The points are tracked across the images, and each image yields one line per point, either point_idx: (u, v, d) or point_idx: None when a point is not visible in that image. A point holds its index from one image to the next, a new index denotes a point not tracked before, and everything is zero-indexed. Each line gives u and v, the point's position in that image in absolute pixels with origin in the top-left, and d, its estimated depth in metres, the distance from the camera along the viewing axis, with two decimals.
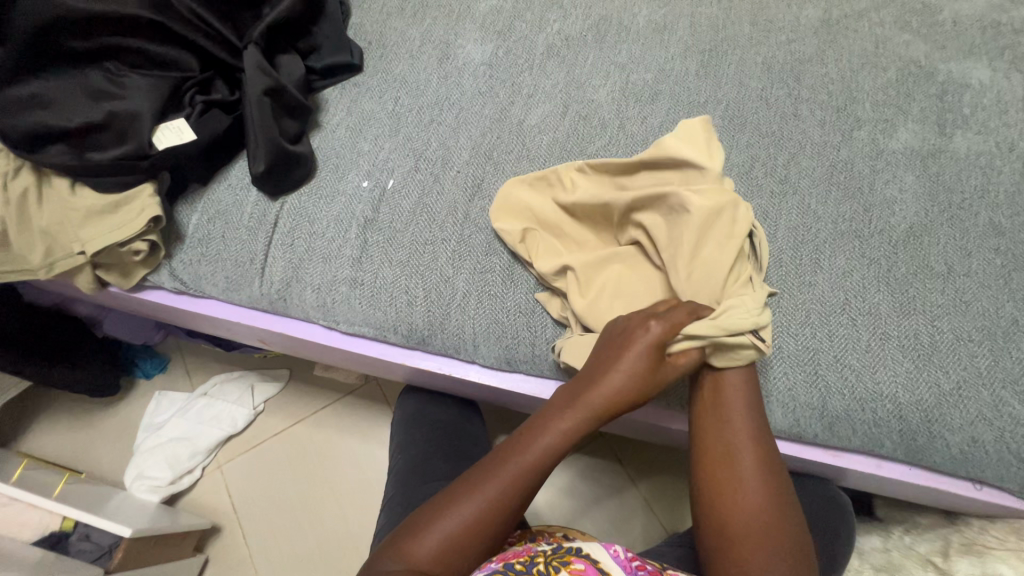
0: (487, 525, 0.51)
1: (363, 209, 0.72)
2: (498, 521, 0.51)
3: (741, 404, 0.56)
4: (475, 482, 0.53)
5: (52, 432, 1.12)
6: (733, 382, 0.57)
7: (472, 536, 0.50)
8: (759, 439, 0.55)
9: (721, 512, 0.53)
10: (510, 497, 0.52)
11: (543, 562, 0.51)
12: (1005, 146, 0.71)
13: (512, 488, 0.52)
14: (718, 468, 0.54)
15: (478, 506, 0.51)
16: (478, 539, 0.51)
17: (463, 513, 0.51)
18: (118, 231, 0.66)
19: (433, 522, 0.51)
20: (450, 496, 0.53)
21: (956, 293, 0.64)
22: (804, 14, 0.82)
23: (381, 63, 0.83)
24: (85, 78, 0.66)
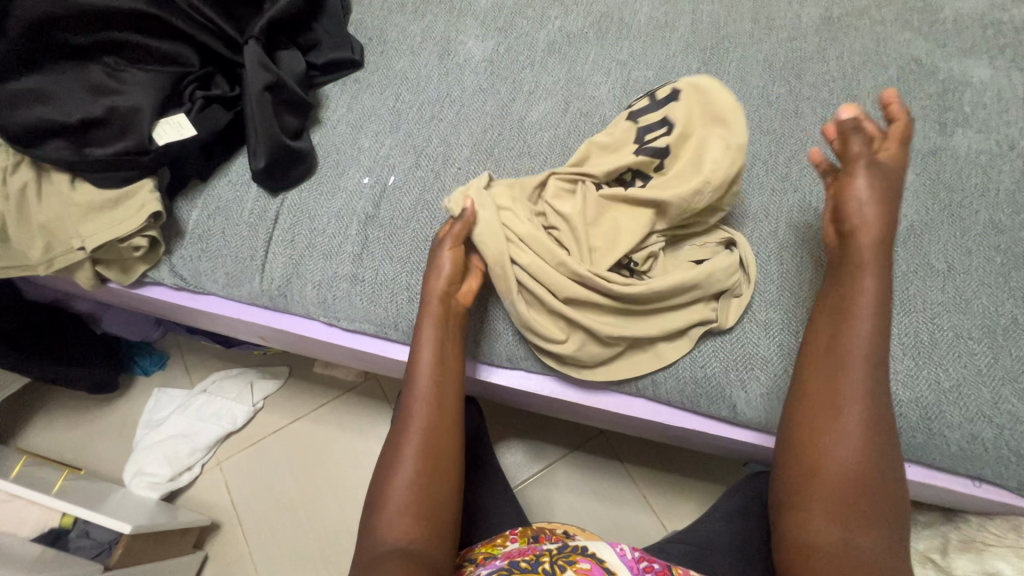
0: (429, 471, 0.55)
1: (364, 205, 0.72)
2: (435, 469, 0.56)
3: (865, 339, 0.53)
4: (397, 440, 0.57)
5: (51, 429, 1.12)
6: (862, 315, 0.53)
7: (423, 497, 0.54)
8: (872, 380, 0.52)
9: (811, 444, 0.52)
10: (435, 441, 0.57)
11: (549, 561, 0.52)
12: (1006, 144, 0.72)
13: (430, 438, 0.57)
14: (824, 407, 0.53)
15: (411, 466, 0.55)
16: (427, 497, 0.54)
17: (403, 476, 0.54)
18: (119, 227, 0.65)
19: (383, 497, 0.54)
20: (384, 476, 0.56)
21: (956, 291, 0.64)
22: (805, 12, 0.82)
23: (381, 60, 0.83)
24: (85, 73, 0.66)
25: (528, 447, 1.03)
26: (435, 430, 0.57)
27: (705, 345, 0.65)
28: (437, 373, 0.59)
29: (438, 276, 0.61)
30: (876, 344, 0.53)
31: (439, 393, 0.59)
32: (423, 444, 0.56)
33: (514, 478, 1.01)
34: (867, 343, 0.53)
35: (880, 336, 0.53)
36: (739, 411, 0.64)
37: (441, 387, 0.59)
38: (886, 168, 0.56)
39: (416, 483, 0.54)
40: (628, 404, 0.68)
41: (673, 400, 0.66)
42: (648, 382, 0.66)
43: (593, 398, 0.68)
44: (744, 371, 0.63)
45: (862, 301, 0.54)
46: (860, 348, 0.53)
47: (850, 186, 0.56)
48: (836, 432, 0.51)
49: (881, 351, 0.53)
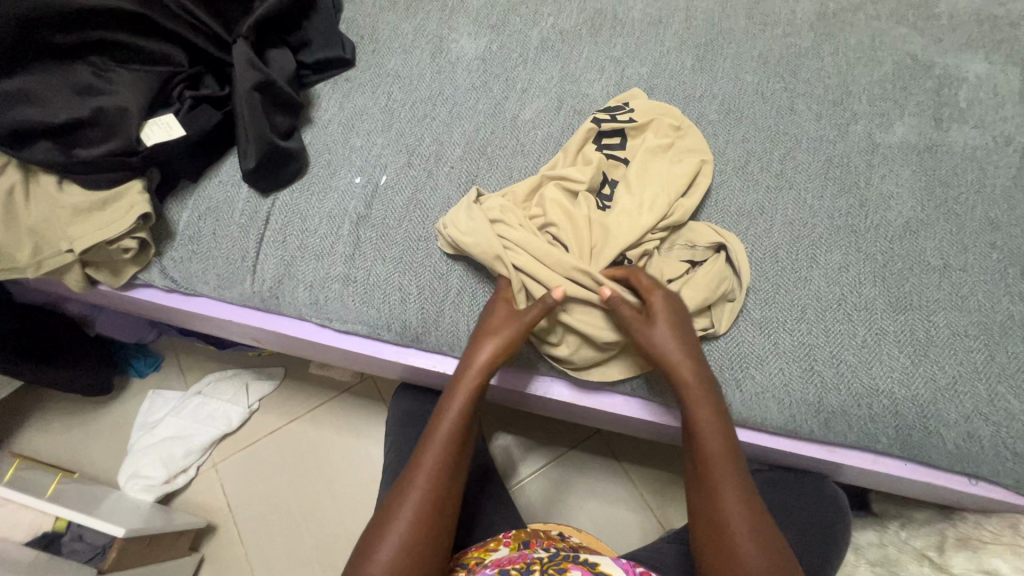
0: (435, 517, 0.55)
1: (356, 205, 0.71)
2: (436, 516, 0.55)
3: (718, 448, 0.55)
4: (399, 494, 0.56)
5: (45, 432, 1.11)
6: (709, 425, 0.56)
7: (412, 564, 0.52)
8: (735, 473, 0.55)
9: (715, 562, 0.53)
10: (443, 487, 0.56)
11: (540, 568, 0.52)
12: (1002, 140, 0.71)
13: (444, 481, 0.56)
14: (709, 524, 0.54)
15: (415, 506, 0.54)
16: (415, 564, 0.53)
17: (404, 518, 0.54)
18: (107, 229, 0.65)
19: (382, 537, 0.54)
20: (389, 511, 0.55)
21: (952, 288, 0.64)
22: (800, 8, 0.82)
23: (373, 58, 0.82)
24: (72, 73, 0.65)
25: (524, 446, 1.03)
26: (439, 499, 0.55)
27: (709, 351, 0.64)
28: (455, 443, 0.57)
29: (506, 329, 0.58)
30: (727, 445, 0.56)
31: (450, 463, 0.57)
32: (426, 510, 0.55)
33: (511, 478, 1.00)
34: (718, 443, 0.56)
35: (726, 437, 0.56)
36: (734, 411, 0.63)
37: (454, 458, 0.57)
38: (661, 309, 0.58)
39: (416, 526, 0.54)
40: (624, 404, 0.68)
41: (668, 399, 0.66)
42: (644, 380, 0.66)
43: (588, 398, 0.68)
44: (739, 369, 0.63)
45: (699, 412, 0.56)
46: (716, 446, 0.55)
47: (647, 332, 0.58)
48: (733, 549, 0.52)
49: (732, 443, 0.56)
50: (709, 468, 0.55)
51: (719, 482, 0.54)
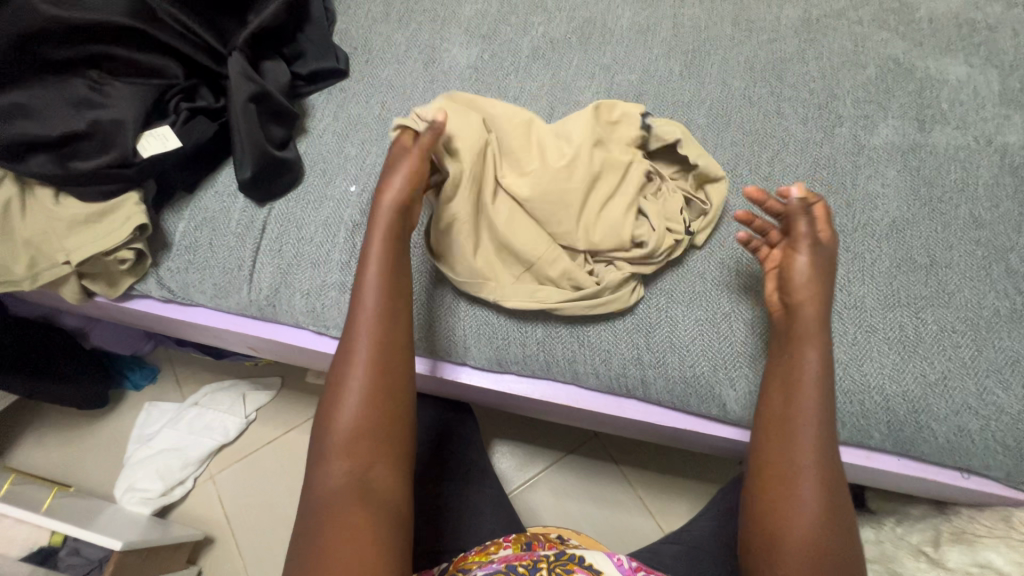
0: (377, 398, 0.56)
1: (352, 213, 0.72)
2: (382, 391, 0.56)
3: (814, 397, 0.55)
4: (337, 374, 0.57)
5: (40, 446, 1.10)
6: (811, 373, 0.55)
7: (371, 424, 0.55)
8: (823, 426, 0.54)
9: (777, 506, 0.53)
10: (383, 362, 0.57)
11: (546, 567, 0.53)
12: (983, 140, 0.73)
13: (377, 358, 0.57)
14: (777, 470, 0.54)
15: (357, 393, 0.55)
16: (372, 432, 0.55)
17: (351, 404, 0.55)
18: (104, 241, 0.65)
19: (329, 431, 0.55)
20: (331, 406, 0.56)
21: (939, 285, 0.65)
22: (785, 15, 0.83)
23: (367, 68, 0.83)
24: (68, 87, 0.66)
25: (522, 451, 1.03)
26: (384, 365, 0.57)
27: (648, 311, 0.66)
28: (388, 293, 0.59)
29: (393, 182, 0.61)
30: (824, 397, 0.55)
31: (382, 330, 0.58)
32: (373, 376, 0.56)
33: (509, 483, 1.01)
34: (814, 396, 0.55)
35: (823, 390, 0.55)
36: (728, 410, 0.64)
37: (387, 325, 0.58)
38: (829, 244, 0.58)
39: (363, 411, 0.55)
40: (620, 406, 0.69)
41: (663, 399, 0.66)
42: (638, 380, 0.66)
43: (585, 401, 0.69)
44: (734, 369, 0.63)
45: (807, 364, 0.56)
46: (810, 402, 0.54)
47: (795, 258, 0.58)
48: (795, 490, 0.53)
49: (828, 396, 0.55)
50: (795, 408, 0.55)
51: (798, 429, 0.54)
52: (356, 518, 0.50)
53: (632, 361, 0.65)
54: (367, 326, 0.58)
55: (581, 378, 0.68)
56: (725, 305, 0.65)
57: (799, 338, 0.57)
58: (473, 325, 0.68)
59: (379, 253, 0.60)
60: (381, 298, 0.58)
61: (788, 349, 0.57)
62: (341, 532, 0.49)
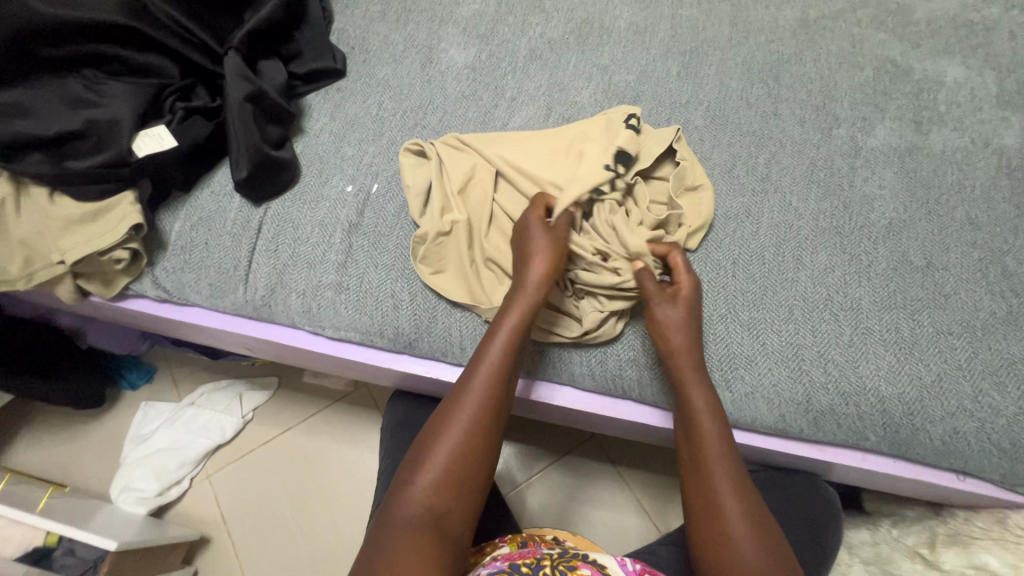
0: (476, 446, 0.55)
1: (348, 213, 0.72)
2: (484, 438, 0.55)
3: (710, 427, 0.57)
4: (448, 410, 0.56)
5: (36, 446, 1.10)
6: (700, 403, 0.58)
7: (464, 462, 0.54)
8: (730, 459, 0.56)
9: (711, 547, 0.52)
10: (489, 409, 0.56)
11: (550, 564, 0.53)
12: (980, 142, 0.73)
13: (489, 403, 0.56)
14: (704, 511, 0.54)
15: (460, 432, 0.55)
16: (463, 482, 0.54)
17: (451, 440, 0.54)
18: (98, 240, 0.65)
19: (426, 457, 0.54)
20: (433, 433, 0.56)
21: (936, 287, 0.65)
22: (782, 16, 0.83)
23: (364, 68, 0.83)
24: (63, 85, 0.66)
25: (519, 451, 1.03)
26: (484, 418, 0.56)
27: (634, 330, 0.66)
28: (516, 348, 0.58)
29: (535, 258, 0.60)
30: (721, 430, 0.57)
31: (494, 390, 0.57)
32: (478, 420, 0.55)
33: (506, 483, 1.00)
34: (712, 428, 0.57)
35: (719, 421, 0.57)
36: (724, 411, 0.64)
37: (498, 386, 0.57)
38: (686, 294, 0.61)
39: (462, 449, 0.54)
40: (616, 407, 0.69)
41: (659, 401, 0.66)
42: (634, 381, 0.66)
43: (583, 402, 0.69)
44: (728, 370, 0.63)
45: (698, 413, 0.58)
46: (709, 431, 0.57)
47: (664, 309, 0.60)
48: (723, 530, 0.52)
49: (722, 429, 0.57)
50: (705, 461, 0.56)
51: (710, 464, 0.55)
52: (424, 543, 0.49)
53: (627, 361, 0.65)
54: (488, 371, 0.57)
55: (577, 379, 0.67)
56: (720, 306, 0.66)
57: (681, 376, 0.59)
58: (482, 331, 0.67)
59: (524, 302, 0.59)
60: (508, 345, 0.58)
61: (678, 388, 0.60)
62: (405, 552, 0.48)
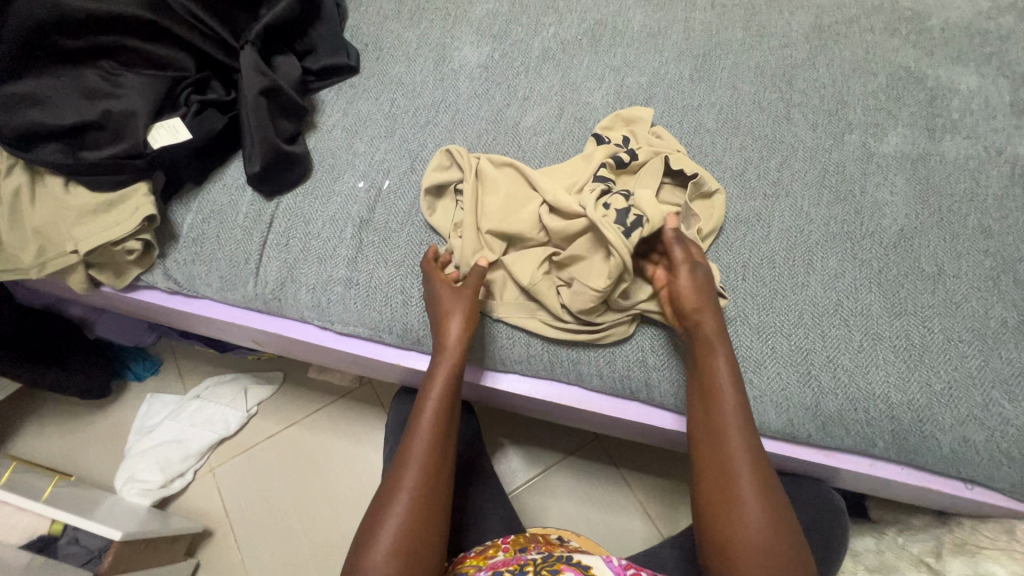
0: (422, 518, 0.55)
1: (359, 209, 0.72)
2: (429, 509, 0.55)
3: (732, 399, 0.57)
4: (393, 484, 0.56)
5: (41, 436, 1.10)
6: (722, 372, 0.58)
7: (414, 535, 0.54)
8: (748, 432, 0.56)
9: (721, 515, 0.54)
10: (433, 478, 0.57)
11: (533, 571, 0.54)
12: (993, 150, 0.73)
13: (428, 470, 0.57)
14: (719, 480, 0.55)
15: (404, 508, 0.55)
16: (421, 548, 0.54)
17: (394, 519, 0.54)
18: (112, 231, 0.65)
19: (372, 539, 0.53)
20: (375, 515, 0.55)
21: (947, 294, 0.65)
22: (796, 21, 0.83)
23: (377, 66, 0.83)
24: (80, 76, 0.66)
25: (522, 451, 1.03)
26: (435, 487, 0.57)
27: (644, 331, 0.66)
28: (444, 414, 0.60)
29: (455, 318, 0.61)
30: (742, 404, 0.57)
31: (443, 435, 0.59)
32: (421, 490, 0.56)
33: (510, 484, 1.01)
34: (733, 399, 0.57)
35: (739, 393, 0.57)
36: None
37: (445, 428, 0.59)
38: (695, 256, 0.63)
39: (409, 524, 0.54)
40: (623, 408, 0.68)
41: (668, 403, 0.66)
42: (643, 380, 0.66)
43: (589, 402, 0.69)
44: (737, 373, 0.63)
45: (720, 383, 0.57)
46: (730, 404, 0.56)
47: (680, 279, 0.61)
48: (737, 499, 0.53)
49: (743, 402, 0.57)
50: (720, 432, 0.56)
51: (727, 436, 0.55)
52: None
53: (635, 361, 0.66)
54: (424, 440, 0.58)
55: (584, 379, 0.67)
56: (730, 308, 0.65)
57: (705, 345, 0.59)
58: (495, 332, 0.68)
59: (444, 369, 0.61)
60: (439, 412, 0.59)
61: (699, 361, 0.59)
62: None
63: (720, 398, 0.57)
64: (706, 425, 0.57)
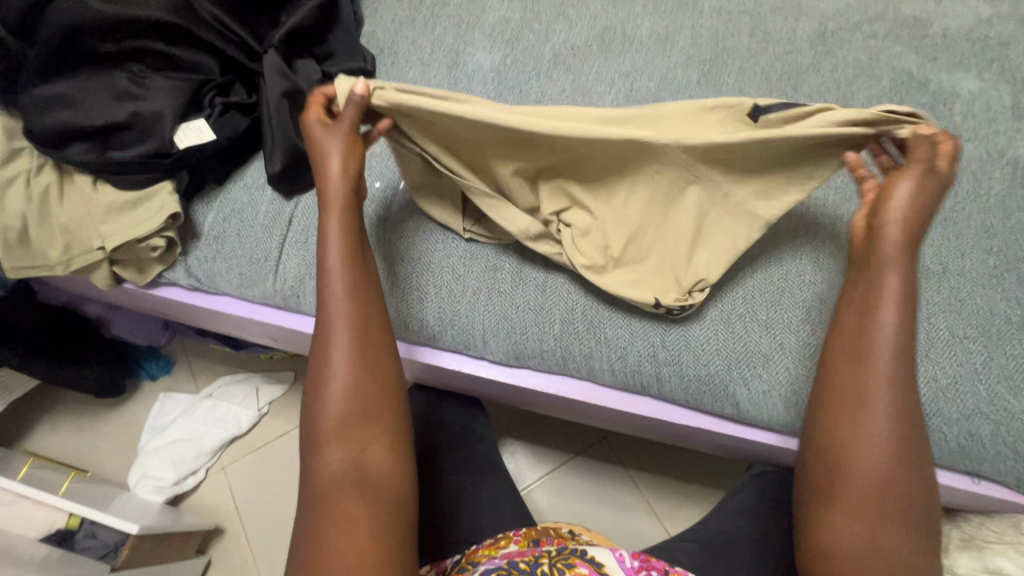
0: (364, 396, 0.55)
1: (375, 209, 0.74)
2: (369, 383, 0.56)
3: (885, 365, 0.51)
4: (322, 363, 0.56)
5: (56, 433, 1.12)
6: (889, 334, 0.51)
7: (361, 412, 0.55)
8: (903, 404, 0.51)
9: (838, 477, 0.52)
10: (361, 354, 0.56)
11: (547, 563, 0.55)
12: (995, 152, 0.74)
13: (354, 350, 0.56)
14: (845, 441, 0.52)
15: (341, 392, 0.55)
16: (366, 420, 0.55)
17: (336, 392, 0.55)
18: (137, 228, 0.68)
19: (321, 433, 0.55)
20: (314, 402, 0.56)
21: (951, 291, 0.66)
22: (801, 27, 0.86)
23: (392, 70, 0.86)
24: (110, 79, 0.68)
25: (532, 450, 1.04)
26: (372, 363, 0.56)
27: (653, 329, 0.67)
28: (355, 292, 0.57)
29: (330, 155, 0.57)
30: (898, 372, 0.51)
31: (359, 309, 0.57)
32: (354, 372, 0.55)
33: (520, 482, 1.02)
34: (886, 368, 0.51)
35: (905, 362, 0.51)
36: (742, 408, 0.65)
37: (360, 300, 0.57)
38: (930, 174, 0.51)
39: (351, 402, 0.55)
40: (634, 403, 0.70)
41: (677, 397, 0.67)
42: (680, 345, 0.66)
43: (599, 397, 0.70)
44: (747, 369, 0.65)
45: (883, 346, 0.51)
46: (885, 369, 0.51)
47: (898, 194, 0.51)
48: (859, 464, 0.51)
49: (906, 371, 0.51)
50: (864, 395, 0.51)
51: (869, 403, 0.51)
52: (355, 508, 0.50)
53: (658, 330, 0.67)
54: (341, 323, 0.56)
55: (596, 374, 0.69)
56: (739, 305, 0.67)
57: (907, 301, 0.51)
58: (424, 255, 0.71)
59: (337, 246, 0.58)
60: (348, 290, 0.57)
61: (867, 325, 0.52)
62: (333, 523, 0.49)
63: (869, 360, 0.52)
64: (851, 386, 0.52)
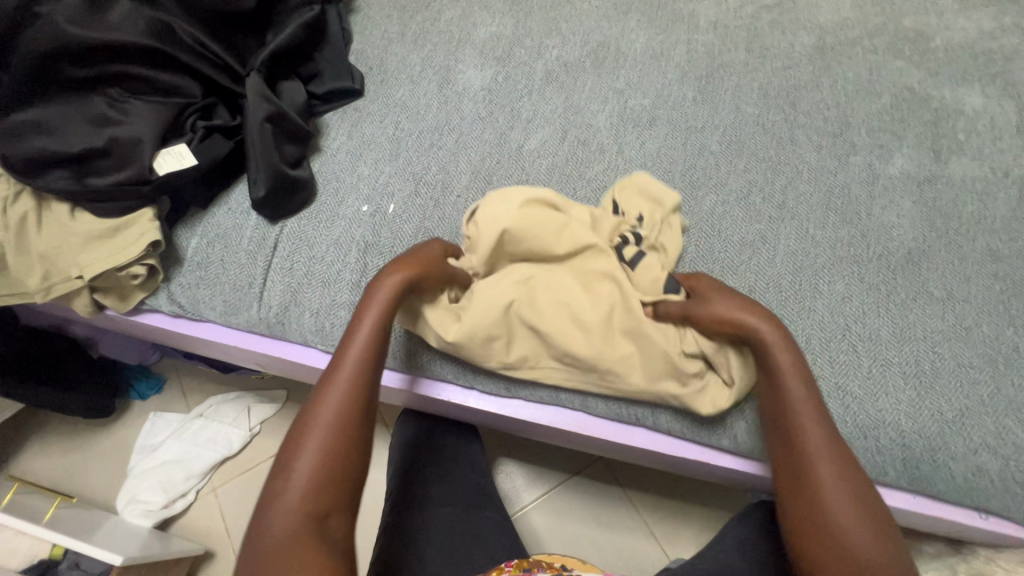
0: (338, 471, 0.50)
1: (363, 233, 0.72)
2: (348, 454, 0.51)
3: (807, 413, 0.53)
4: (306, 426, 0.52)
5: (44, 455, 1.10)
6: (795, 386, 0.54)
7: (326, 484, 0.49)
8: (837, 445, 0.51)
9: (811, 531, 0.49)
10: (349, 423, 0.52)
11: None
12: (1000, 171, 0.72)
13: (349, 419, 0.52)
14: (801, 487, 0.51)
15: (312, 457, 0.50)
16: (332, 490, 0.49)
17: (307, 459, 0.49)
18: (115, 257, 0.65)
19: (278, 488, 0.48)
20: (285, 457, 0.50)
21: (955, 318, 0.64)
22: (799, 42, 0.84)
23: (381, 88, 0.84)
24: (88, 104, 0.67)
25: (527, 472, 1.02)
26: (349, 439, 0.52)
27: None
28: (371, 359, 0.56)
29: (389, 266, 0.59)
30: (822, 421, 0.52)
31: (367, 382, 0.55)
32: (334, 436, 0.51)
33: (515, 504, 0.99)
34: (809, 417, 0.52)
35: (819, 411, 0.53)
36: (740, 441, 0.63)
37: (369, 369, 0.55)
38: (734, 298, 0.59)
39: (323, 470, 0.49)
40: (629, 434, 0.68)
41: (674, 429, 0.65)
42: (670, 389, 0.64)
43: (593, 428, 0.68)
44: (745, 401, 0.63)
45: (794, 401, 0.53)
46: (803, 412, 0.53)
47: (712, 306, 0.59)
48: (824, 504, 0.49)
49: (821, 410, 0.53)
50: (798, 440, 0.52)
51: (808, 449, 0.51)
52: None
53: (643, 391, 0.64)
54: (345, 384, 0.54)
55: (589, 405, 0.67)
56: None
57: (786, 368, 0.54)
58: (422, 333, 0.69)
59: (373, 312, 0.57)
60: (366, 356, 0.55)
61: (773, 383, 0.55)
62: None
63: (790, 411, 0.53)
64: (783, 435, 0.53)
